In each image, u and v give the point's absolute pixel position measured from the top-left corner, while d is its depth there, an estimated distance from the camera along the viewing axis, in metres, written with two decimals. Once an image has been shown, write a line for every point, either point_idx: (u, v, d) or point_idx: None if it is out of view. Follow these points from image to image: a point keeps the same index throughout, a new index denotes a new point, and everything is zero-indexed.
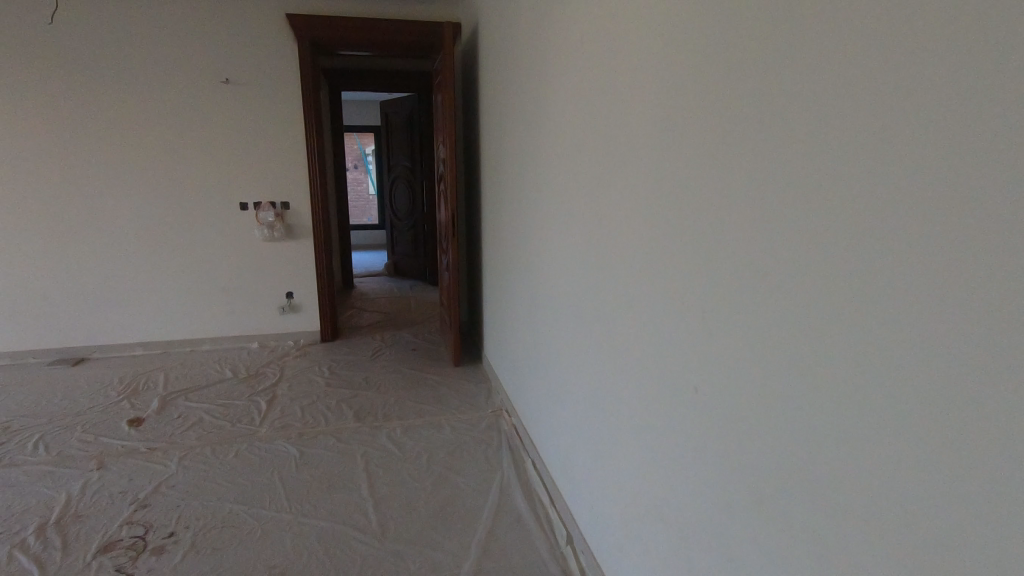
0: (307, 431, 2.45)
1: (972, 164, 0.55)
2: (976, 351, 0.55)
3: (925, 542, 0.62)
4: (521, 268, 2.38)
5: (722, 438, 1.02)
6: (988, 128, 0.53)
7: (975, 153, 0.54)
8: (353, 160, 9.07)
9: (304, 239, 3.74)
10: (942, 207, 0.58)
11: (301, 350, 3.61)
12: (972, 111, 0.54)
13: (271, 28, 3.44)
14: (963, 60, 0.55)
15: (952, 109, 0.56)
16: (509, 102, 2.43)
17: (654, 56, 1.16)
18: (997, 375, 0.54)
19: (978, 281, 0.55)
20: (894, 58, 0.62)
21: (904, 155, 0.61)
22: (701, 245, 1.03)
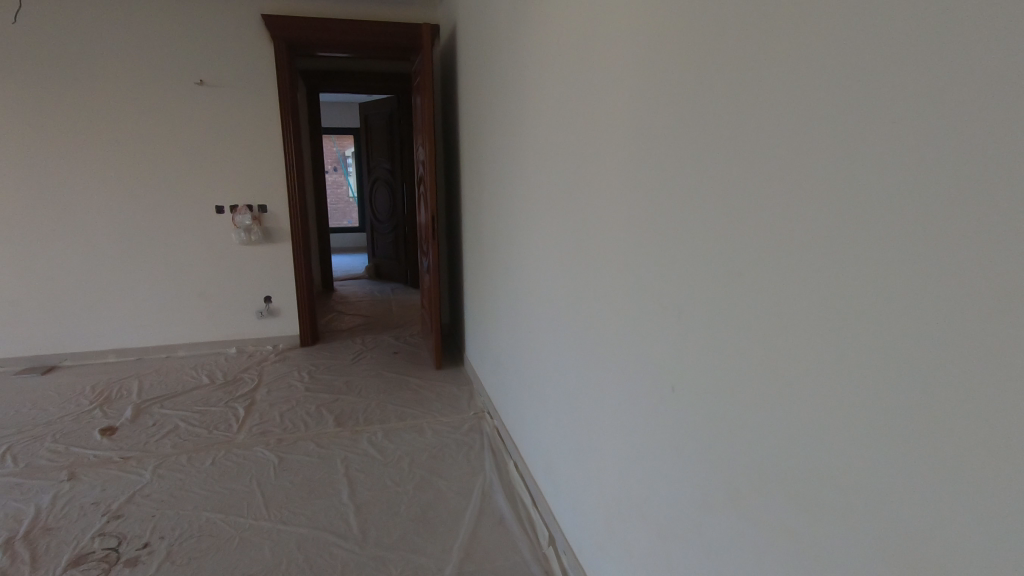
0: (286, 437, 2.42)
1: (956, 156, 0.49)
2: (966, 355, 0.49)
3: (890, 546, 0.58)
4: (499, 265, 2.31)
5: (680, 439, 0.97)
6: (976, 121, 0.47)
7: (963, 143, 0.48)
8: (333, 162, 8.90)
9: (283, 244, 3.64)
10: (921, 204, 0.52)
11: (280, 354, 3.57)
12: (958, 101, 0.49)
13: (243, 27, 3.31)
14: (964, 29, 0.48)
15: (951, 82, 0.49)
16: (486, 94, 2.34)
17: (623, 33, 1.08)
18: (989, 385, 0.48)
19: (957, 282, 0.50)
20: (884, 29, 0.55)
21: (895, 138, 0.54)
22: (665, 246, 0.98)
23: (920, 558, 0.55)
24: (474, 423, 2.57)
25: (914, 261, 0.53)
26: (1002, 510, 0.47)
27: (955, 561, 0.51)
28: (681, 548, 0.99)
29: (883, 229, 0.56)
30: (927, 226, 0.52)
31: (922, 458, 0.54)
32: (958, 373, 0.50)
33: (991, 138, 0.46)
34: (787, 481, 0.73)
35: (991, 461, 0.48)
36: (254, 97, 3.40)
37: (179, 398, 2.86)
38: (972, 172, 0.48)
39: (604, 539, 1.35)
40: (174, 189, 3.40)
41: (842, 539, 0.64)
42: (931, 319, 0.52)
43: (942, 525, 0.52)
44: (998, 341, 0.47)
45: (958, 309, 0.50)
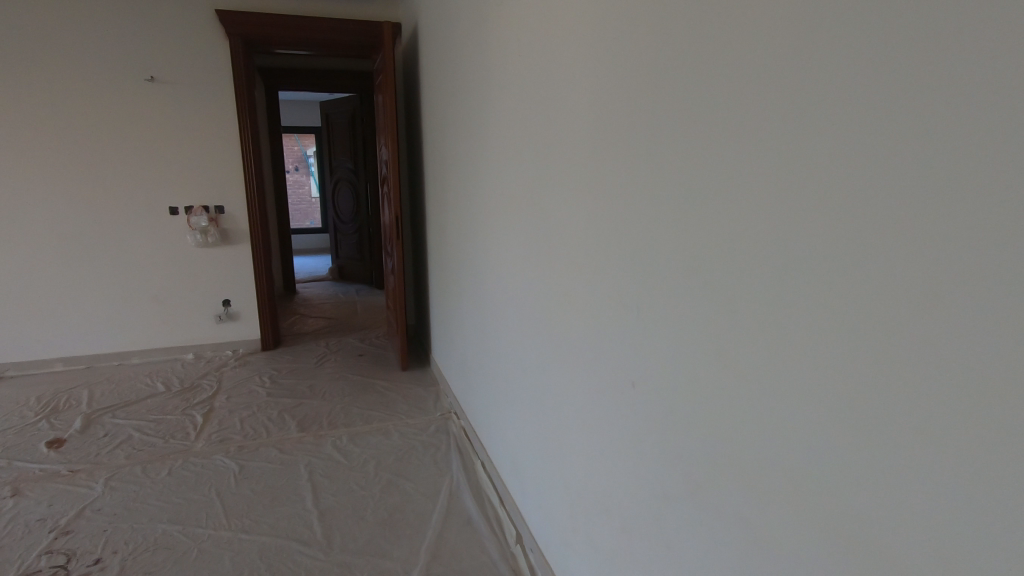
0: (247, 444, 2.36)
1: (886, 163, 0.51)
2: (895, 351, 0.52)
3: (836, 534, 0.61)
4: (464, 264, 2.30)
5: (643, 436, 0.99)
6: (903, 130, 0.50)
7: (891, 151, 0.51)
8: (294, 161, 8.70)
9: (241, 246, 3.55)
10: (857, 208, 0.55)
11: (240, 359, 3.48)
12: (888, 109, 0.51)
13: (197, 23, 3.20)
14: (891, 43, 0.50)
15: (891, 83, 0.51)
16: (448, 92, 2.33)
17: (582, 36, 1.10)
18: (915, 380, 0.51)
19: (887, 283, 0.52)
20: (830, 30, 0.57)
21: (840, 139, 0.56)
22: (626, 245, 1.00)
23: (862, 546, 0.58)
24: (441, 424, 2.56)
25: (852, 264, 0.56)
26: (937, 499, 0.49)
27: (892, 546, 0.54)
28: (644, 542, 1.01)
29: (829, 227, 0.58)
30: (867, 226, 0.54)
31: (867, 451, 0.56)
32: (899, 371, 0.52)
33: (916, 146, 0.49)
34: (743, 476, 0.75)
35: (920, 451, 0.51)
36: (209, 95, 3.30)
37: (133, 407, 2.75)
38: (908, 171, 0.50)
39: (569, 536, 1.36)
40: (125, 189, 3.27)
41: (796, 531, 0.66)
42: (874, 316, 0.54)
43: (885, 515, 0.55)
44: (934, 336, 0.49)
45: (897, 306, 0.52)
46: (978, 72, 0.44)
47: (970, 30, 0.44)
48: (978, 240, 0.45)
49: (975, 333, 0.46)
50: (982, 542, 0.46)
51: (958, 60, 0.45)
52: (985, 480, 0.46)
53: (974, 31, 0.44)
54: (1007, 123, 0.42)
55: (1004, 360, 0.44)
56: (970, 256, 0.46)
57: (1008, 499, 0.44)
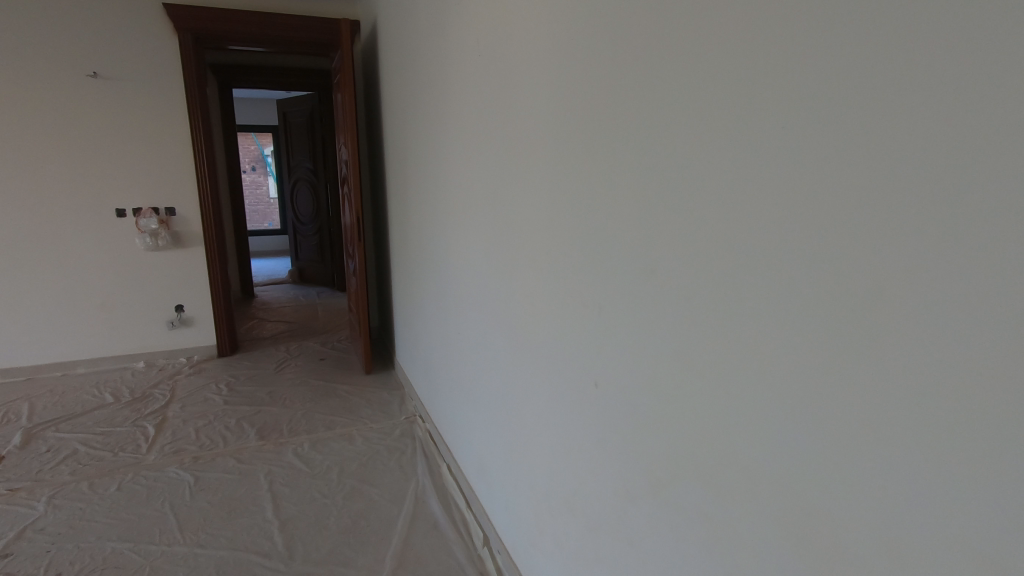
0: (203, 454, 2.28)
1: (840, 169, 0.54)
2: (850, 351, 0.54)
3: (798, 530, 0.62)
4: (426, 265, 2.28)
5: (607, 434, 1.00)
6: (852, 138, 0.52)
7: (844, 157, 0.53)
8: (250, 161, 8.48)
9: (194, 248, 3.42)
10: (812, 213, 0.57)
11: (195, 367, 3.35)
12: (840, 116, 0.53)
13: (143, 17, 3.07)
14: (843, 52, 0.52)
15: (853, 79, 0.52)
16: (408, 91, 2.30)
17: (542, 36, 1.10)
18: (868, 378, 0.53)
19: (843, 286, 0.54)
20: (792, 28, 0.58)
21: (801, 137, 0.57)
22: (588, 246, 1.00)
23: (821, 540, 0.60)
24: (406, 427, 2.53)
25: (808, 267, 0.58)
26: (906, 494, 0.50)
27: (850, 540, 0.56)
28: (609, 541, 1.02)
29: (793, 223, 0.59)
30: (833, 223, 0.55)
31: (833, 447, 0.57)
32: (865, 364, 0.53)
33: (867, 154, 0.51)
34: (707, 473, 0.76)
35: (876, 448, 0.53)
36: (158, 92, 3.17)
37: (78, 420, 2.62)
38: (872, 167, 0.51)
39: (536, 537, 1.36)
40: (66, 191, 3.10)
41: (763, 527, 0.68)
42: (835, 315, 0.55)
43: (852, 510, 0.56)
44: (899, 329, 0.50)
45: (865, 301, 0.52)
46: (939, 65, 0.45)
47: (929, 28, 0.45)
48: (942, 236, 0.46)
49: (937, 326, 0.47)
50: (947, 535, 0.47)
51: (921, 52, 0.46)
52: (948, 473, 0.47)
53: (933, 28, 0.45)
54: (969, 118, 0.43)
55: (965, 353, 0.45)
56: (925, 255, 0.47)
57: (974, 490, 0.45)
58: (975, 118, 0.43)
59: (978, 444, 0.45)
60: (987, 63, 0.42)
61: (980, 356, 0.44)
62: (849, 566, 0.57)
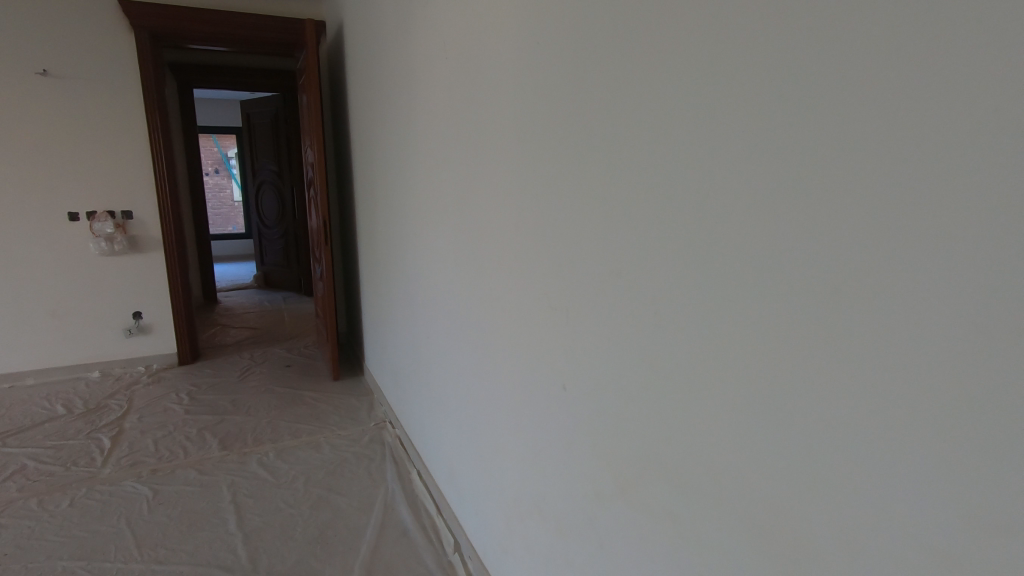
0: (161, 466, 2.20)
1: (795, 173, 0.55)
2: (808, 352, 0.55)
3: (762, 529, 0.63)
4: (394, 268, 2.25)
5: (575, 437, 1.00)
6: (808, 142, 0.53)
7: (798, 162, 0.54)
8: (214, 163, 8.29)
9: (152, 253, 3.31)
10: (771, 217, 0.58)
11: (154, 375, 3.23)
12: (795, 122, 0.54)
13: (96, 13, 2.96)
14: (799, 57, 0.53)
15: (816, 78, 0.52)
16: (375, 93, 2.27)
17: (508, 39, 1.10)
18: (825, 378, 0.54)
19: (800, 286, 0.56)
20: (749, 34, 0.59)
21: (759, 142, 0.59)
22: (555, 249, 1.01)
23: (783, 537, 0.61)
24: (374, 433, 2.49)
25: (767, 269, 0.59)
26: (866, 494, 0.51)
27: (810, 536, 0.57)
28: (578, 543, 1.02)
29: (751, 229, 0.60)
30: (796, 222, 0.55)
31: (797, 446, 0.58)
32: (824, 364, 0.54)
33: (821, 159, 0.52)
34: (673, 473, 0.77)
35: (835, 446, 0.54)
36: (113, 91, 3.06)
37: (27, 434, 2.49)
38: (834, 166, 0.51)
39: (505, 541, 1.36)
40: (13, 193, 2.96)
41: (728, 527, 0.68)
42: (792, 316, 0.57)
43: (814, 508, 0.57)
44: (861, 328, 0.50)
45: (827, 300, 0.53)
46: (891, 70, 0.46)
47: (876, 36, 0.47)
48: (898, 234, 0.46)
49: (896, 326, 0.47)
50: (905, 535, 0.48)
51: (880, 53, 0.46)
52: (906, 474, 0.48)
53: (881, 35, 0.46)
54: (922, 119, 0.44)
55: (921, 352, 0.46)
56: (873, 258, 0.48)
57: (929, 489, 0.46)
58: (932, 117, 0.43)
59: (934, 443, 0.45)
60: (941, 63, 0.42)
61: (926, 354, 0.45)
62: (811, 565, 0.58)
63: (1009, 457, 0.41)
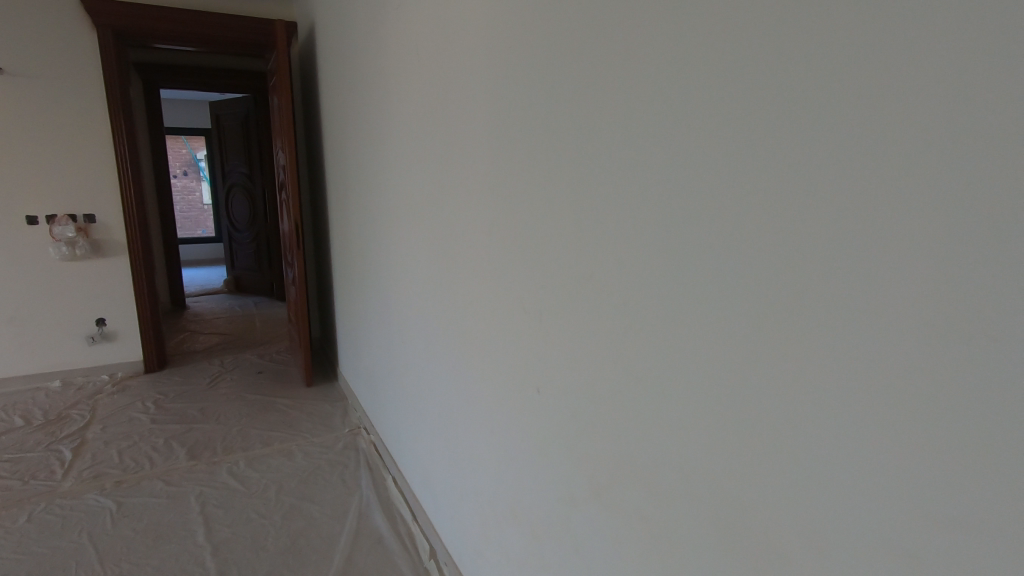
0: (126, 478, 2.13)
1: (759, 177, 0.56)
2: (774, 353, 0.57)
3: (733, 529, 0.64)
4: (368, 272, 2.22)
5: (549, 439, 1.00)
6: (772, 147, 0.54)
7: (761, 166, 0.56)
8: (182, 165, 8.11)
9: (117, 258, 3.21)
10: (737, 220, 0.59)
11: (119, 384, 3.13)
12: (759, 127, 0.55)
13: (56, 11, 2.86)
14: (764, 63, 0.54)
15: (788, 80, 0.52)
16: (347, 95, 2.25)
17: (481, 42, 1.10)
18: (790, 377, 0.55)
19: (767, 288, 0.56)
20: (715, 43, 0.60)
21: (725, 147, 0.60)
22: (528, 251, 1.01)
23: (754, 536, 0.61)
24: (349, 440, 2.46)
25: (735, 272, 0.60)
26: (830, 491, 0.52)
27: (781, 535, 0.58)
28: (553, 546, 1.02)
29: (718, 232, 0.61)
30: (768, 223, 0.56)
31: (769, 446, 0.58)
32: (789, 364, 0.55)
33: (784, 163, 0.53)
34: (646, 475, 0.77)
35: (801, 445, 0.55)
36: (74, 91, 2.96)
37: None
38: (807, 167, 0.51)
39: (481, 545, 1.35)
40: None
41: (698, 527, 0.69)
42: (759, 320, 0.58)
43: (786, 506, 0.57)
44: (833, 329, 0.51)
45: (797, 301, 0.54)
46: (852, 79, 0.47)
47: (835, 46, 0.48)
48: (858, 239, 0.48)
49: (866, 326, 0.48)
50: (869, 531, 0.49)
51: (852, 54, 0.47)
52: (870, 472, 0.49)
53: (841, 44, 0.47)
54: (878, 127, 0.45)
55: (889, 352, 0.46)
56: (836, 261, 0.50)
57: (898, 487, 0.47)
58: (901, 118, 0.44)
59: (904, 444, 0.46)
60: (913, 65, 0.43)
61: (887, 357, 0.46)
62: (784, 565, 0.58)
63: (974, 455, 0.42)
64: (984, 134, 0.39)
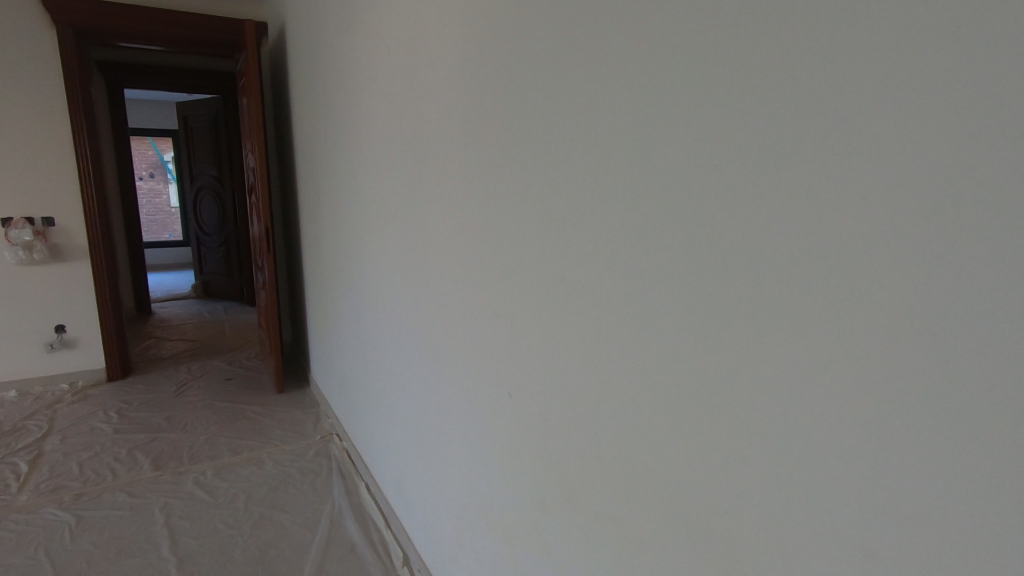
0: (87, 490, 2.06)
1: (723, 185, 0.57)
2: (738, 356, 0.58)
3: (699, 530, 0.65)
4: (340, 276, 2.19)
5: (522, 444, 1.00)
6: (736, 154, 0.56)
7: (725, 174, 0.57)
8: (148, 167, 7.92)
9: (77, 262, 3.10)
10: (701, 227, 0.60)
11: (79, 393, 3.02)
12: (724, 134, 0.57)
13: (13, 7, 2.76)
14: (728, 73, 0.56)
15: (749, 87, 0.54)
16: (318, 96, 2.22)
17: (453, 44, 1.10)
18: (754, 381, 0.56)
19: (732, 294, 0.58)
20: (680, 50, 0.61)
21: (690, 154, 0.61)
22: (501, 256, 1.01)
23: (719, 539, 0.62)
24: (321, 447, 2.42)
25: (700, 278, 0.61)
26: (791, 492, 0.54)
27: (746, 537, 0.59)
28: (526, 550, 1.02)
29: (684, 239, 0.62)
30: (737, 226, 0.56)
31: (737, 446, 0.59)
32: (753, 366, 0.56)
33: (745, 170, 0.55)
34: (616, 478, 0.78)
35: (767, 447, 0.56)
36: (32, 90, 2.86)
37: None
38: (772, 172, 0.52)
39: (455, 552, 1.34)
40: None
41: (666, 529, 0.70)
42: (721, 324, 0.59)
43: (747, 507, 0.59)
44: (793, 334, 0.52)
45: (760, 306, 0.55)
46: (808, 90, 0.48)
47: (795, 57, 0.49)
48: (814, 245, 0.49)
49: (825, 328, 0.49)
50: (830, 532, 0.51)
51: (818, 58, 0.47)
52: (829, 473, 0.50)
53: (799, 56, 0.49)
54: (835, 138, 0.47)
55: (846, 354, 0.48)
56: (794, 267, 0.51)
57: (854, 486, 0.48)
58: (862, 122, 0.45)
59: (859, 445, 0.47)
60: (873, 70, 0.43)
61: (844, 361, 0.48)
62: (750, 564, 0.59)
63: (930, 453, 0.43)
64: (941, 139, 0.40)
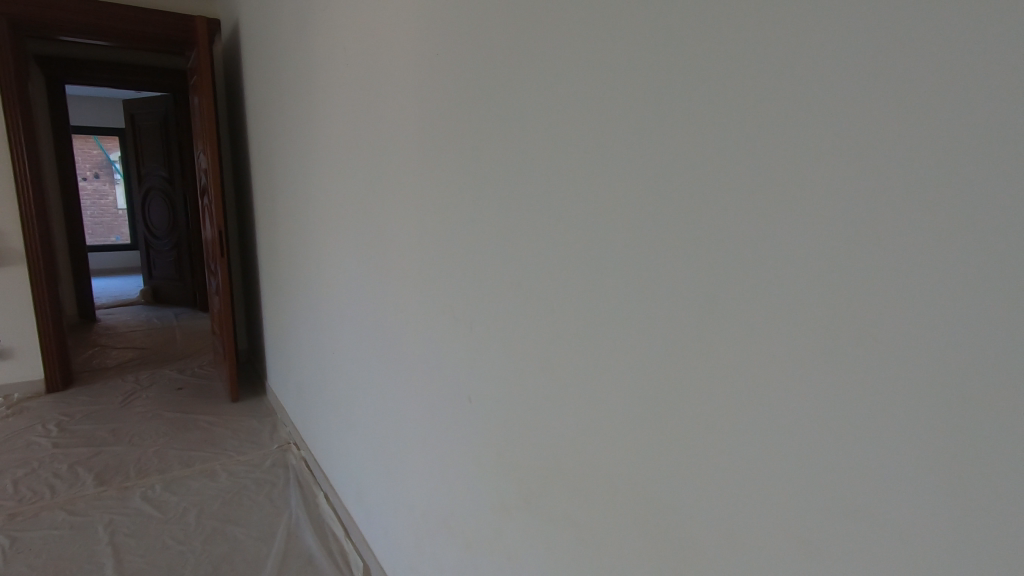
0: (22, 509, 1.94)
1: (673, 192, 0.58)
2: (690, 361, 0.58)
3: (654, 532, 0.65)
4: (296, 280, 2.13)
5: (481, 450, 0.99)
6: (685, 162, 0.56)
7: (675, 182, 0.58)
8: (93, 167, 7.55)
9: (12, 267, 2.92)
10: (654, 234, 0.61)
11: (14, 406, 2.85)
12: (673, 143, 0.57)
13: None
14: (677, 82, 0.56)
15: (697, 96, 0.54)
16: (273, 96, 2.16)
17: (410, 45, 1.08)
18: (705, 384, 0.57)
19: (684, 300, 0.58)
20: (632, 57, 0.61)
21: (641, 161, 0.61)
22: (459, 261, 1.00)
23: (672, 541, 0.63)
24: (277, 456, 2.35)
25: (653, 283, 0.62)
26: (741, 493, 0.55)
27: (698, 539, 0.60)
28: (486, 555, 1.01)
29: (638, 245, 0.63)
30: (687, 233, 0.57)
31: (694, 451, 0.59)
32: (704, 371, 0.57)
33: (694, 178, 0.55)
34: (575, 482, 0.78)
35: (717, 449, 0.57)
36: None
37: None
38: (721, 180, 0.53)
39: (415, 559, 1.31)
40: None
41: (623, 532, 0.70)
42: (674, 330, 0.60)
43: (699, 510, 0.59)
44: (741, 339, 0.53)
45: (710, 311, 0.56)
46: (752, 101, 0.49)
47: (740, 68, 0.50)
48: (759, 253, 0.50)
49: (771, 333, 0.50)
50: (778, 532, 0.52)
51: (770, 66, 0.48)
52: (775, 473, 0.51)
53: (744, 67, 0.50)
54: (778, 149, 0.48)
55: (790, 358, 0.49)
56: (741, 274, 0.52)
57: (800, 485, 0.49)
58: (807, 133, 0.45)
59: (803, 447, 0.49)
60: (813, 85, 0.45)
61: (789, 366, 0.49)
62: (705, 568, 0.59)
63: (874, 455, 0.44)
64: (879, 155, 0.41)
